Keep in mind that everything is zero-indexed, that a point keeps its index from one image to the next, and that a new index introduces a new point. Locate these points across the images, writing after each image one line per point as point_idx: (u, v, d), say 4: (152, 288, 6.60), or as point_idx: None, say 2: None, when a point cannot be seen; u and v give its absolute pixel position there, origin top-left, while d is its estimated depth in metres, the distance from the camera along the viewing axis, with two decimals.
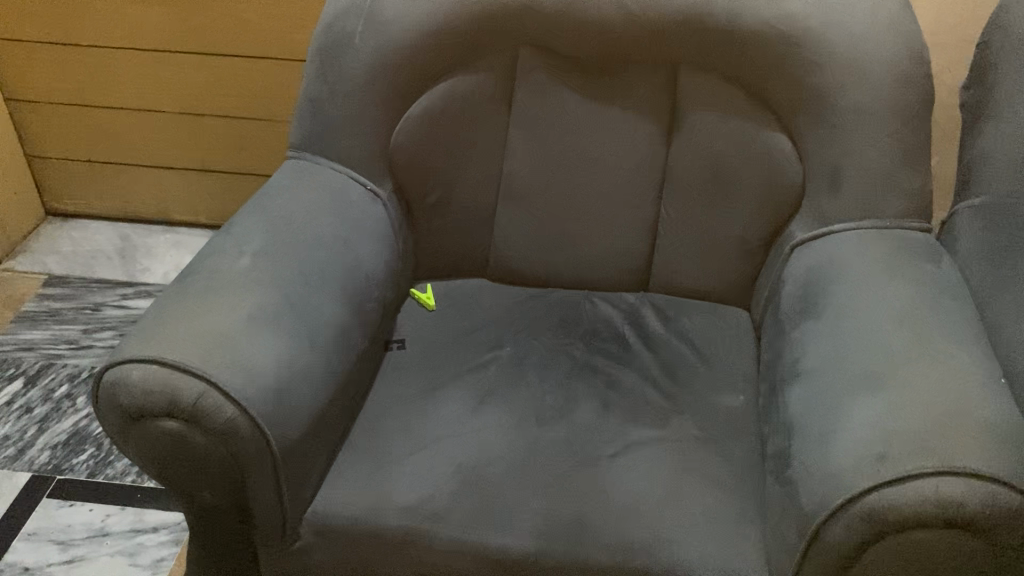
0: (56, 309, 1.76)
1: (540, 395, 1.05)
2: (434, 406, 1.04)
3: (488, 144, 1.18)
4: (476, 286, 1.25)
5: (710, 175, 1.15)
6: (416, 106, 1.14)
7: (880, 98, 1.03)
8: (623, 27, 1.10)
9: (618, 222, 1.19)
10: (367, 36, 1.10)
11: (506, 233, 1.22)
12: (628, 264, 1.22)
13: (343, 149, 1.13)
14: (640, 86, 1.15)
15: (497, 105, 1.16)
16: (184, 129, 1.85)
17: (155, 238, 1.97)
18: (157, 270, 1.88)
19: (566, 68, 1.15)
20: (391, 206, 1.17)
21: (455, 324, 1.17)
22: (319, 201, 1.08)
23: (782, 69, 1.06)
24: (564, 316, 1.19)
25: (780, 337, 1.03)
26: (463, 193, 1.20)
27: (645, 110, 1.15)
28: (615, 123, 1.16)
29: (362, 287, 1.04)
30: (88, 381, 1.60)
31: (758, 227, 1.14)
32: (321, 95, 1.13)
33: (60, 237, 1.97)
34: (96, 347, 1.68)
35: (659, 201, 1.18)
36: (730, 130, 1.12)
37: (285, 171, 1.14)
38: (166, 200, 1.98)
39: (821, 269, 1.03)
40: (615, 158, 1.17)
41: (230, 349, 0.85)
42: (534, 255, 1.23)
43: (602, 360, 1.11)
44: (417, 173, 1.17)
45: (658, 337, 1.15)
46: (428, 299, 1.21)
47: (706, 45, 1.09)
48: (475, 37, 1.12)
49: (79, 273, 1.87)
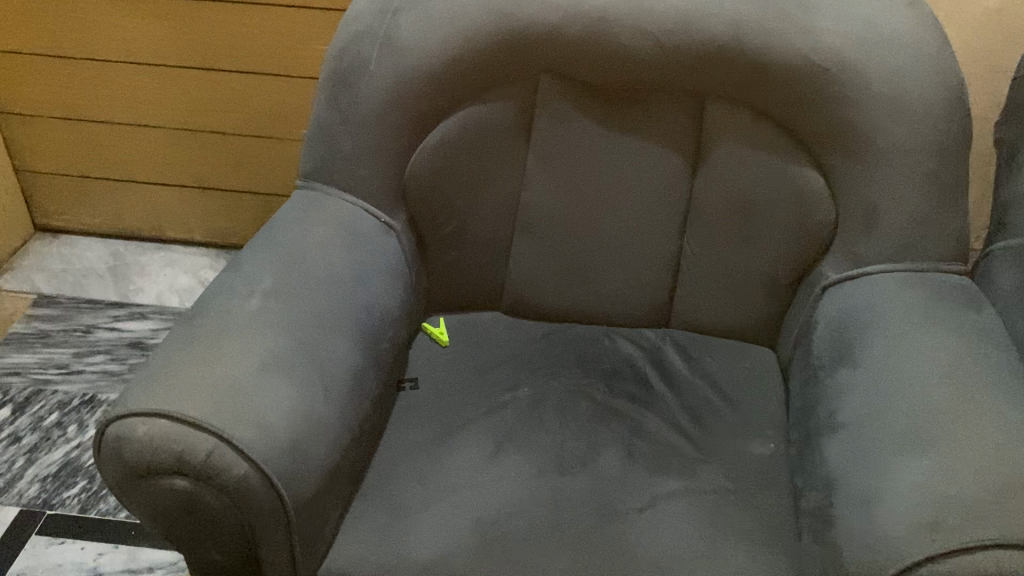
0: (46, 331, 1.70)
1: (562, 441, 1.01)
2: (451, 452, 0.99)
3: (506, 175, 1.14)
4: (491, 321, 1.20)
5: (737, 211, 1.10)
6: (432, 136, 1.09)
7: (918, 136, 0.99)
8: (650, 57, 1.05)
9: (640, 256, 1.15)
10: (382, 62, 1.05)
11: (522, 266, 1.18)
12: (650, 299, 1.17)
13: (356, 179, 1.08)
14: (665, 117, 1.10)
15: (515, 135, 1.12)
16: (180, 145, 1.79)
17: (148, 256, 1.91)
18: (150, 290, 1.82)
19: (588, 97, 1.10)
20: (405, 237, 1.12)
21: (470, 362, 1.12)
22: (331, 234, 1.03)
23: (815, 104, 1.02)
24: (583, 353, 1.14)
25: (814, 383, 0.99)
26: (479, 225, 1.15)
27: (671, 143, 1.11)
28: (638, 156, 1.11)
29: (377, 327, 0.99)
30: (79, 408, 1.54)
31: (786, 265, 1.10)
32: (333, 122, 1.08)
33: (49, 254, 1.90)
34: (87, 372, 1.62)
35: (682, 236, 1.14)
36: (759, 165, 1.08)
37: (294, 202, 1.09)
38: (161, 217, 1.92)
39: (855, 312, 0.99)
40: (638, 192, 1.13)
41: (242, 401, 0.80)
42: (551, 289, 1.18)
43: (625, 403, 1.06)
44: (431, 204, 1.13)
45: (682, 378, 1.10)
46: (441, 334, 1.16)
47: (736, 78, 1.04)
48: (495, 65, 1.07)
49: (69, 292, 1.80)
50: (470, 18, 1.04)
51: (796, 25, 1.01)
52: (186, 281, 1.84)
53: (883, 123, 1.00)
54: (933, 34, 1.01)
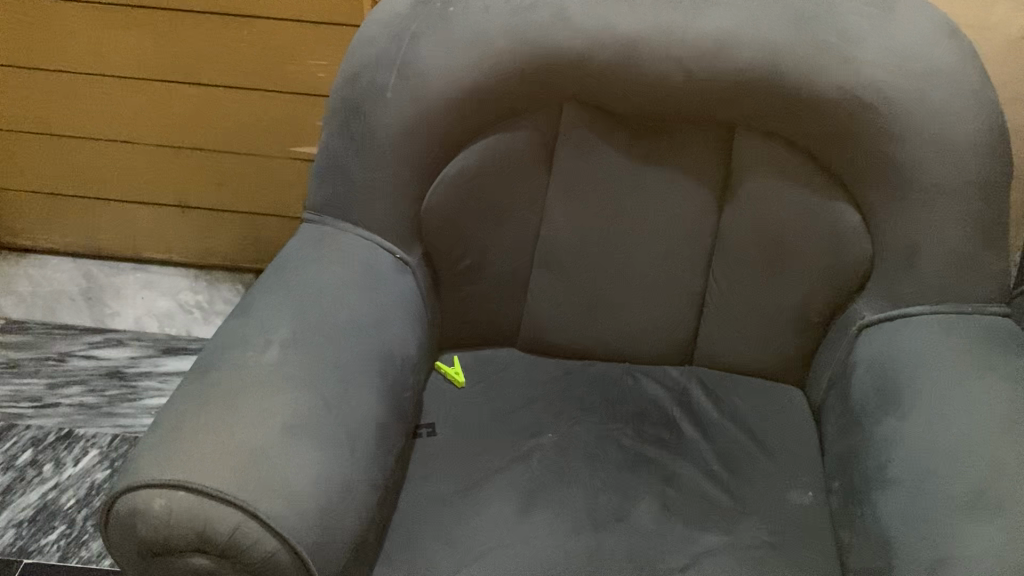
0: (16, 360, 1.60)
1: (593, 494, 0.96)
2: (478, 507, 0.93)
3: (527, 208, 1.08)
4: (507, 359, 1.15)
5: (768, 247, 1.06)
6: (452, 167, 1.03)
7: (961, 174, 0.96)
8: (682, 87, 1.00)
9: (665, 293, 1.11)
10: (400, 89, 0.99)
11: (541, 302, 1.12)
12: (673, 336, 1.13)
13: (370, 213, 1.02)
14: (693, 149, 1.06)
15: (538, 166, 1.06)
16: (160, 161, 1.70)
17: (124, 278, 1.82)
18: (127, 315, 1.72)
19: (615, 127, 1.05)
20: (421, 274, 1.06)
21: (489, 405, 1.07)
22: (348, 273, 0.96)
23: (854, 140, 0.98)
24: (607, 394, 1.09)
25: (858, 431, 0.95)
26: (497, 259, 1.09)
27: (699, 175, 1.06)
28: (665, 189, 1.07)
29: (399, 374, 0.93)
30: (55, 445, 1.45)
31: (818, 303, 1.07)
32: (346, 153, 1.01)
33: (16, 276, 1.80)
34: (63, 404, 1.52)
35: (709, 271, 1.10)
36: (792, 200, 1.04)
37: (303, 237, 1.02)
38: (137, 237, 1.82)
39: (899, 357, 0.96)
40: (664, 225, 1.08)
41: (268, 468, 0.74)
42: (571, 326, 1.13)
43: (655, 450, 1.02)
44: (448, 238, 1.07)
45: (711, 421, 1.06)
46: (456, 374, 1.10)
47: (772, 109, 1.00)
48: (518, 94, 1.01)
49: (39, 317, 1.70)
50: (492, 44, 0.98)
51: (836, 57, 0.96)
52: (165, 305, 1.75)
53: (927, 161, 0.96)
54: (975, 68, 0.97)
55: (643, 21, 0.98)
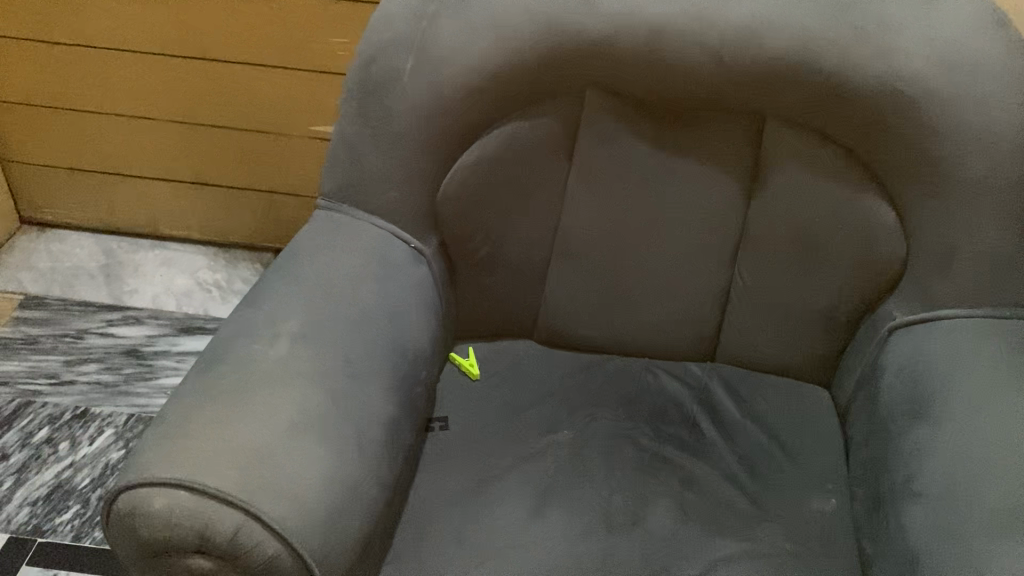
0: (34, 337, 1.60)
1: (608, 495, 0.93)
2: (490, 506, 0.91)
3: (546, 198, 1.05)
4: (523, 351, 1.12)
5: (795, 242, 1.03)
6: (469, 154, 1.00)
7: (1004, 170, 0.91)
8: (711, 74, 0.96)
9: (688, 286, 1.08)
10: (417, 72, 0.95)
11: (559, 294, 1.09)
12: (696, 331, 1.10)
13: (383, 200, 0.98)
14: (722, 139, 1.02)
15: (559, 155, 1.03)
16: (179, 138, 1.68)
17: (142, 254, 1.81)
18: (145, 293, 1.71)
19: (639, 115, 1.01)
20: (435, 264, 1.02)
21: (504, 399, 1.04)
22: (362, 263, 0.93)
23: (893, 133, 0.94)
24: (625, 391, 1.06)
25: (885, 438, 0.92)
26: (515, 250, 1.06)
27: (726, 166, 1.03)
28: (690, 179, 1.03)
29: (413, 370, 0.90)
30: (71, 423, 1.44)
31: (848, 301, 1.03)
32: (360, 138, 0.98)
33: (36, 251, 1.79)
34: (79, 382, 1.52)
35: (733, 265, 1.07)
36: (822, 194, 1.00)
37: (314, 225, 0.98)
38: (156, 214, 1.81)
39: (929, 362, 0.92)
40: (689, 216, 1.05)
41: (272, 468, 0.72)
42: (590, 320, 1.10)
43: (673, 450, 0.99)
44: (465, 227, 1.03)
45: (733, 422, 1.03)
46: (471, 366, 1.07)
47: (806, 99, 0.96)
48: (539, 80, 0.97)
49: (57, 293, 1.70)
50: (514, 27, 0.95)
51: (875, 45, 0.92)
52: (183, 284, 1.74)
53: (968, 157, 0.91)
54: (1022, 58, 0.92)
55: (670, 4, 0.94)
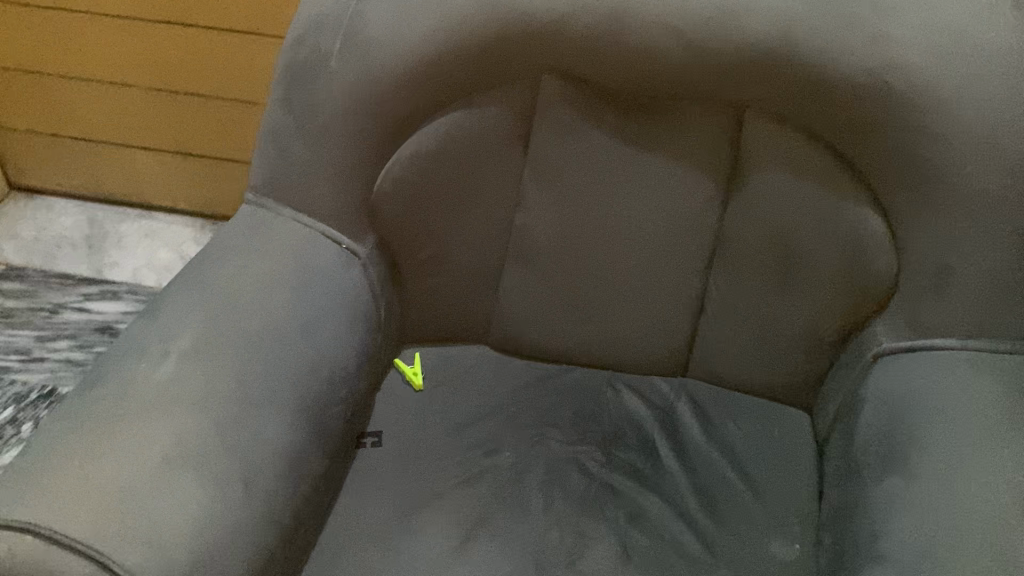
0: (9, 309, 1.56)
1: (544, 529, 0.84)
2: (411, 537, 0.83)
3: (498, 195, 0.94)
4: (476, 359, 1.02)
5: (776, 251, 0.92)
6: (407, 148, 0.90)
7: (1009, 181, 0.80)
8: (678, 62, 0.84)
9: (656, 295, 0.97)
10: (347, 56, 0.86)
11: (514, 300, 0.99)
12: (665, 344, 0.99)
13: (312, 197, 0.89)
14: (694, 134, 0.90)
15: (511, 148, 0.92)
16: (159, 106, 1.61)
17: (127, 225, 1.75)
18: (126, 266, 1.66)
19: (601, 104, 0.90)
20: (372, 266, 0.93)
21: (446, 414, 0.95)
22: (280, 268, 0.85)
23: (882, 133, 0.82)
24: (580, 409, 0.97)
25: (858, 484, 0.81)
26: (464, 251, 0.97)
27: (699, 164, 0.91)
28: (658, 177, 0.92)
29: (329, 389, 0.82)
30: (37, 403, 1.40)
31: (832, 321, 0.92)
32: (287, 127, 0.89)
33: (22, 219, 1.75)
34: (50, 360, 1.48)
35: (708, 273, 0.96)
36: (805, 199, 0.88)
37: (236, 223, 0.90)
38: (141, 183, 1.75)
39: (914, 401, 0.81)
40: (656, 219, 0.94)
41: (134, 510, 0.64)
42: (548, 328, 1.00)
43: (624, 480, 0.90)
44: (406, 226, 0.94)
45: (696, 451, 0.93)
46: (414, 375, 0.99)
47: (788, 91, 0.84)
48: (484, 66, 0.87)
49: (38, 264, 1.66)
50: (454, 5, 0.84)
51: (866, 33, 0.80)
52: (166, 257, 1.68)
53: (968, 166, 0.80)
54: None
55: None
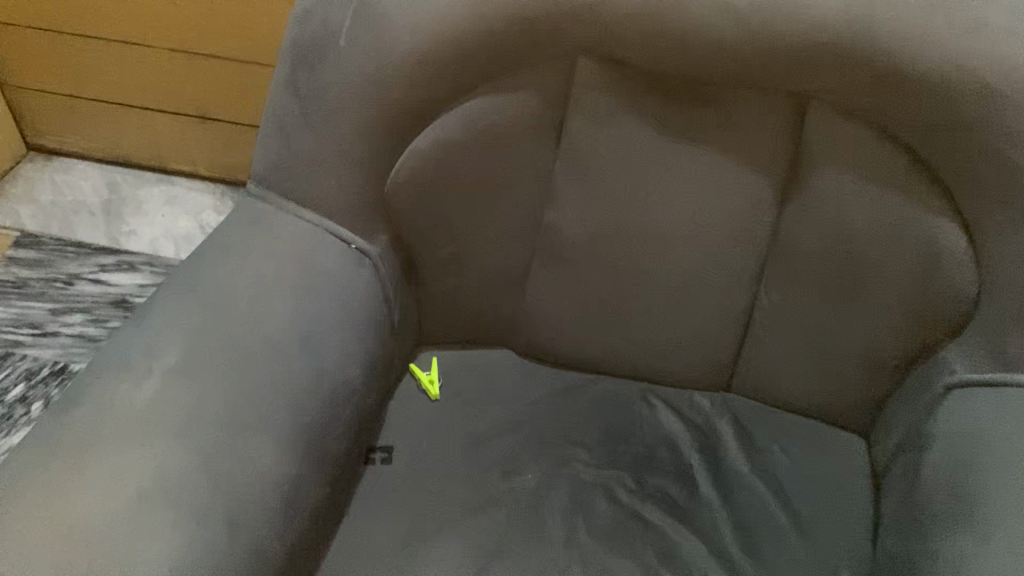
0: (23, 279, 1.51)
1: (565, 566, 0.76)
2: (418, 571, 0.75)
3: (526, 189, 0.85)
4: (498, 365, 0.94)
5: (837, 261, 0.82)
6: (424, 138, 0.80)
7: None
8: (737, 47, 0.74)
9: (699, 304, 0.87)
10: (357, 34, 0.76)
11: (541, 303, 0.90)
12: (706, 357, 0.90)
13: (318, 191, 0.80)
14: (748, 129, 0.80)
15: (541, 138, 0.83)
16: (176, 68, 1.53)
17: (147, 190, 1.68)
18: (144, 235, 1.60)
19: (643, 92, 0.80)
20: (384, 267, 0.84)
21: (464, 428, 0.87)
22: (281, 273, 0.76)
23: (968, 134, 0.73)
24: (611, 427, 0.88)
25: (922, 537, 0.72)
26: (486, 250, 0.88)
27: (754, 160, 0.81)
28: (707, 174, 0.82)
29: (331, 410, 0.74)
30: (47, 381, 1.36)
31: (898, 342, 0.82)
32: (292, 113, 0.80)
33: (40, 182, 1.69)
34: (63, 335, 1.43)
35: (758, 280, 0.86)
36: (874, 205, 0.78)
37: (236, 217, 0.81)
38: (161, 147, 1.67)
39: (992, 447, 0.71)
40: (703, 221, 0.84)
41: (100, 558, 0.57)
42: (577, 335, 0.91)
43: (656, 511, 0.81)
44: (424, 222, 0.85)
45: (738, 479, 0.84)
46: (431, 385, 0.90)
47: (860, 82, 0.74)
48: (512, 48, 0.77)
49: (55, 231, 1.60)
50: None
51: (954, 16, 0.70)
52: (185, 226, 1.62)
53: None
54: None
55: None
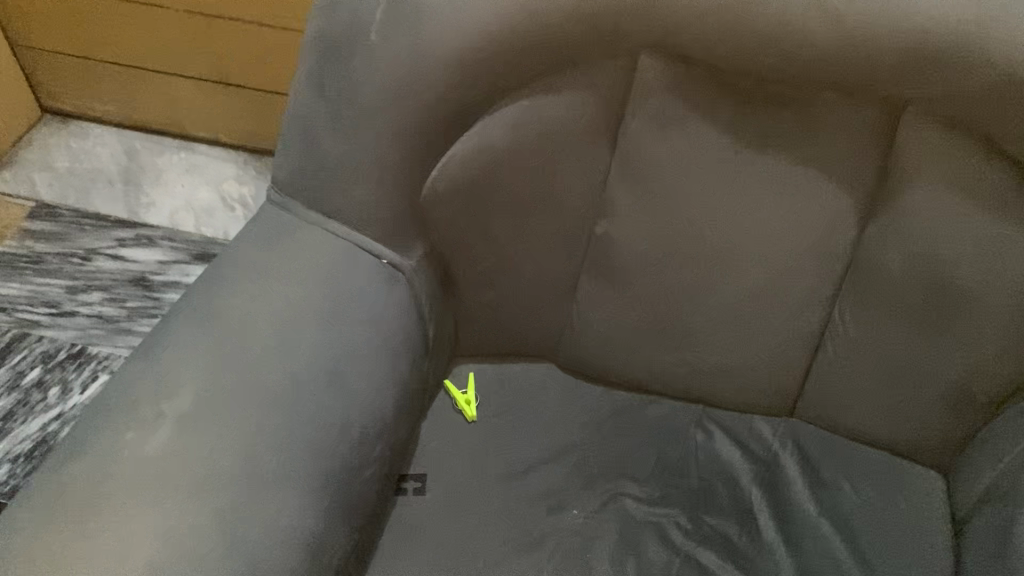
0: (39, 254, 1.45)
1: None
2: None
3: (576, 199, 0.77)
4: (539, 383, 0.87)
5: (928, 288, 0.73)
6: (466, 141, 0.72)
7: None
8: (826, 48, 0.64)
9: (764, 326, 0.79)
10: (391, 27, 0.67)
11: (590, 319, 0.83)
12: (770, 381, 0.82)
13: (345, 202, 0.72)
14: (832, 137, 0.70)
15: (596, 141, 0.74)
16: (194, 30, 1.44)
17: (166, 158, 1.60)
18: (163, 207, 1.53)
19: (715, 92, 0.70)
20: (418, 283, 0.76)
21: (503, 456, 0.81)
22: (306, 297, 0.69)
23: None
24: (664, 458, 0.81)
25: None
26: (531, 263, 0.80)
27: (836, 172, 0.72)
28: (782, 187, 0.73)
29: (362, 450, 0.68)
30: (65, 364, 1.31)
31: (992, 379, 0.74)
32: (317, 115, 0.71)
33: (56, 147, 1.61)
34: (80, 315, 1.37)
35: (833, 302, 0.78)
36: (976, 229, 0.69)
37: (256, 228, 0.74)
38: (180, 112, 1.59)
39: None
40: (774, 238, 0.75)
41: None
42: (628, 353, 0.84)
43: (714, 557, 0.74)
44: (462, 233, 0.77)
45: (803, 521, 0.77)
46: (467, 405, 0.83)
47: (971, 91, 0.64)
48: (568, 44, 0.67)
49: (72, 202, 1.53)
50: None
51: None
52: (206, 198, 1.54)
53: None
54: None
55: None
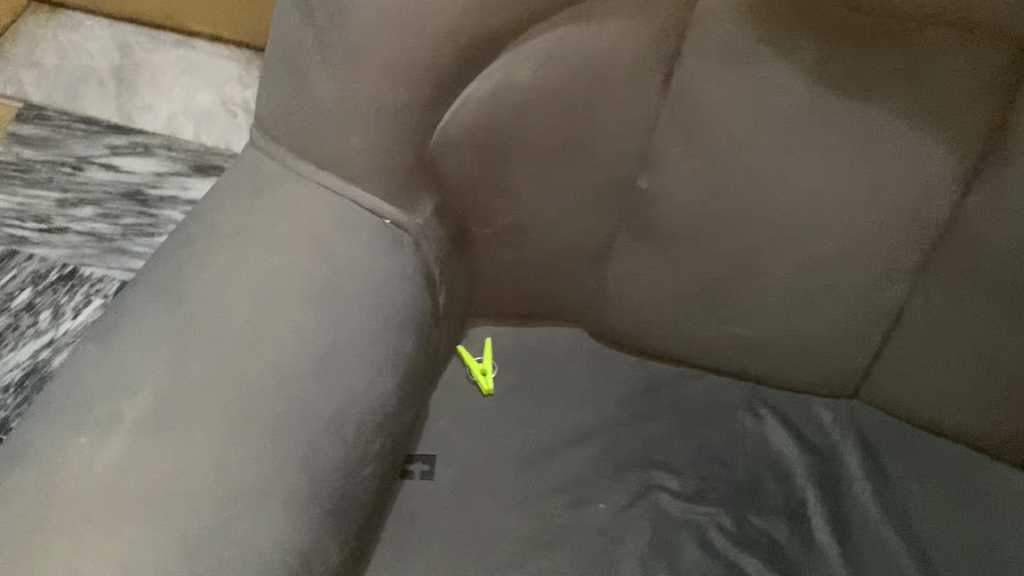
0: (26, 161, 1.27)
1: None
2: None
3: (617, 146, 0.64)
4: (566, 353, 0.77)
5: None
6: (485, 79, 0.60)
7: None
8: None
9: (833, 299, 0.68)
10: None
11: (628, 282, 0.72)
12: (832, 360, 0.71)
13: (338, 151, 0.60)
14: (939, 81, 0.56)
15: (643, 80, 0.61)
16: None
17: (161, 55, 1.39)
18: (159, 111, 1.34)
19: (795, 20, 0.56)
20: (427, 245, 0.65)
21: (522, 438, 0.71)
22: (292, 270, 0.58)
23: None
24: (707, 446, 0.72)
25: None
26: (560, 219, 0.68)
27: (939, 123, 0.58)
28: (870, 140, 0.60)
29: (358, 450, 0.58)
30: (56, 287, 1.17)
31: None
32: (306, 45, 0.58)
33: (36, 41, 1.40)
34: (73, 232, 1.22)
35: (918, 276, 0.66)
36: None
37: (238, 181, 0.62)
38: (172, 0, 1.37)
39: None
40: (855, 202, 0.62)
41: None
42: (671, 322, 0.73)
43: (761, 565, 0.65)
44: (479, 187, 0.65)
45: (863, 525, 0.68)
46: (482, 376, 0.74)
47: None
48: None
49: (59, 104, 1.32)
50: None
51: None
52: (205, 101, 1.35)
53: None
54: None
55: None
